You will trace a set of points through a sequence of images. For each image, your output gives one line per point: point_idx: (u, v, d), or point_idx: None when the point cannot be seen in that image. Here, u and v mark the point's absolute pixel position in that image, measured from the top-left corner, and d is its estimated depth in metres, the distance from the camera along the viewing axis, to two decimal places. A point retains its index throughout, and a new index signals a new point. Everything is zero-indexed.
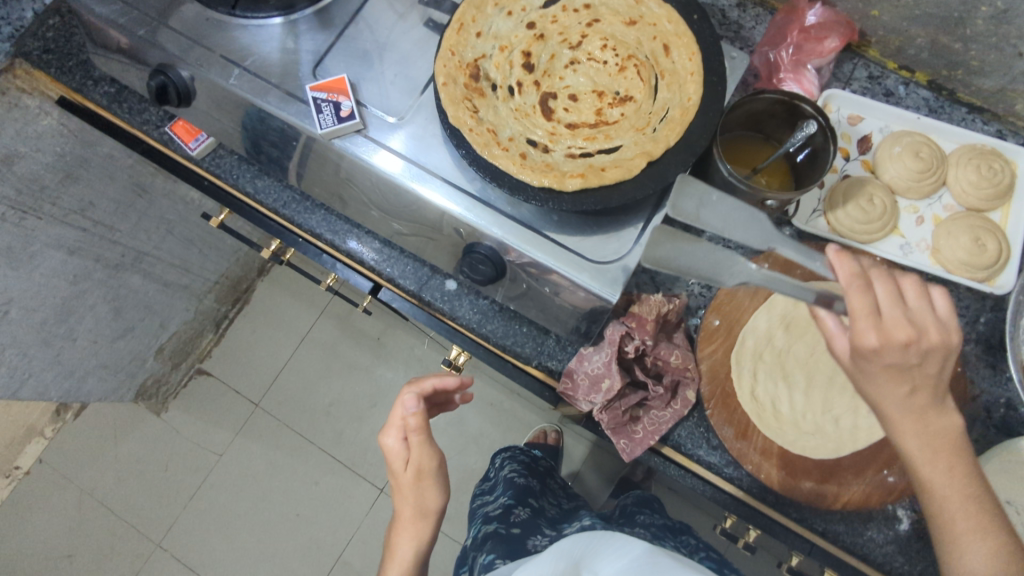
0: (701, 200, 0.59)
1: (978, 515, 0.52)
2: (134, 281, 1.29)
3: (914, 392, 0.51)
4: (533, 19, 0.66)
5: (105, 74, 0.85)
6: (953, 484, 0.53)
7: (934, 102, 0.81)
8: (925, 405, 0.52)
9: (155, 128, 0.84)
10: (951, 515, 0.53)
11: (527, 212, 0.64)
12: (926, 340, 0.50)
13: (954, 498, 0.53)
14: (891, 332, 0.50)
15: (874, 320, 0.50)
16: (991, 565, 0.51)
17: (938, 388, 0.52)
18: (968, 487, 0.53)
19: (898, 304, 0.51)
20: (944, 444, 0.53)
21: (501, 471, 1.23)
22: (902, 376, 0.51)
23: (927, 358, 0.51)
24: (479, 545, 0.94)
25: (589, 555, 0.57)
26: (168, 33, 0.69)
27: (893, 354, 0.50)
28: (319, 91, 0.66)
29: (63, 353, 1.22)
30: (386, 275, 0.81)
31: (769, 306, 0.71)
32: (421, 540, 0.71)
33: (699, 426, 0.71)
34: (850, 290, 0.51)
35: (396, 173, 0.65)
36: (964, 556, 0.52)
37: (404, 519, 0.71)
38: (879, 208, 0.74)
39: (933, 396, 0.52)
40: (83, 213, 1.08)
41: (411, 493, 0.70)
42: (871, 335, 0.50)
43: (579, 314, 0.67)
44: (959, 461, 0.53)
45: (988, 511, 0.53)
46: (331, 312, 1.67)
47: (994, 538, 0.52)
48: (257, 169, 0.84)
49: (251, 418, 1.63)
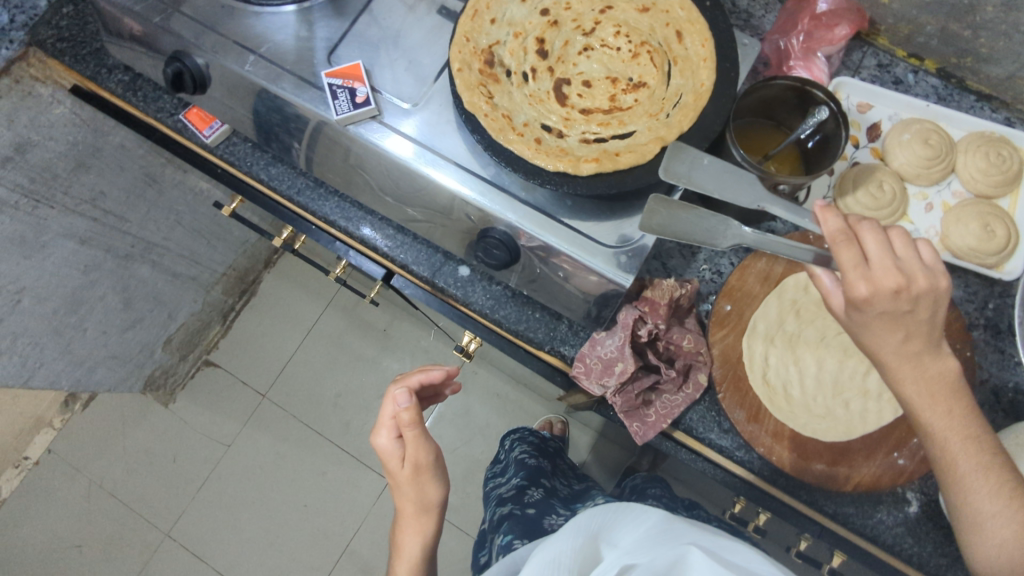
0: (693, 163, 0.59)
1: (981, 453, 0.55)
2: (144, 271, 1.30)
3: (909, 339, 0.54)
4: (548, 5, 0.66)
5: (120, 63, 0.85)
6: (953, 427, 0.56)
7: (942, 90, 0.82)
8: (920, 351, 0.55)
9: (169, 116, 0.84)
10: (953, 457, 0.56)
11: (542, 197, 0.65)
12: (915, 285, 0.52)
13: (956, 440, 0.55)
14: (880, 280, 0.52)
15: (865, 270, 0.52)
16: (998, 501, 0.54)
17: (931, 333, 0.54)
18: (969, 428, 0.56)
19: (887, 250, 0.53)
20: (941, 388, 0.56)
21: (512, 450, 1.24)
22: (896, 323, 0.53)
23: (919, 302, 0.53)
24: (495, 527, 0.96)
25: (605, 527, 0.59)
26: (184, 20, 0.70)
27: (886, 302, 0.52)
28: (334, 76, 0.66)
29: (74, 342, 1.23)
30: (399, 261, 0.81)
31: (780, 290, 0.71)
32: (426, 534, 0.72)
33: (710, 411, 0.71)
34: (837, 244, 0.53)
35: (412, 160, 0.65)
36: (971, 495, 0.55)
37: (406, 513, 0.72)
38: (888, 194, 0.75)
39: (928, 340, 0.55)
40: (95, 203, 1.08)
41: (414, 486, 0.70)
42: (862, 286, 0.52)
43: (592, 300, 0.68)
44: (955, 403, 0.56)
45: (990, 448, 0.56)
46: (337, 303, 1.68)
47: (996, 471, 0.55)
48: (271, 157, 0.84)
49: (258, 409, 1.64)
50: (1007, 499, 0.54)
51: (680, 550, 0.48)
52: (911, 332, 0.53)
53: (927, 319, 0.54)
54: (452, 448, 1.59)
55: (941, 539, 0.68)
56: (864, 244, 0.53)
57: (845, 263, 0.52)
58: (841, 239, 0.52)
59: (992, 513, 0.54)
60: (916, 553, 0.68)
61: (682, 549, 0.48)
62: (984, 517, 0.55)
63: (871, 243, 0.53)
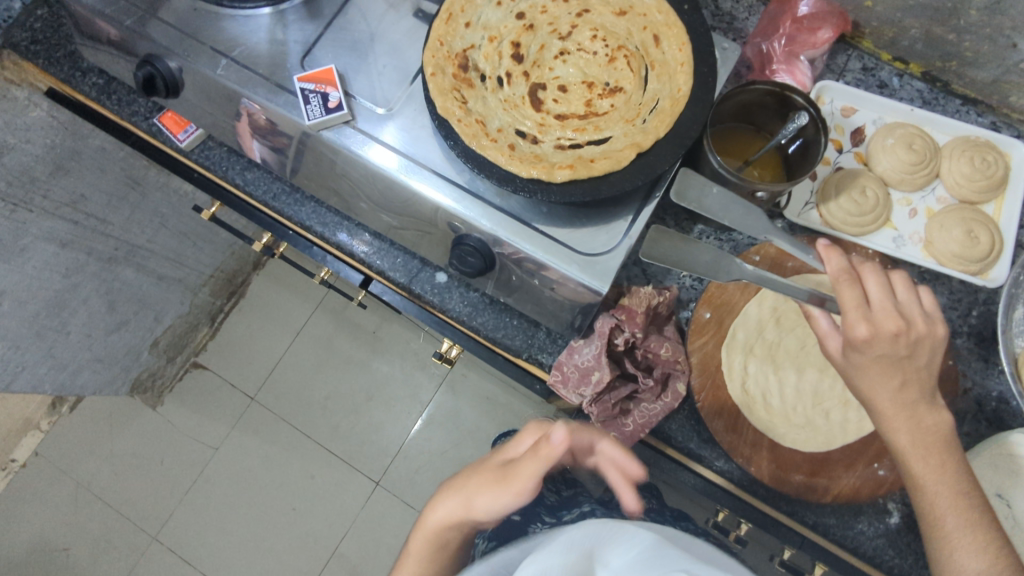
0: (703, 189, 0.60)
1: (969, 508, 0.54)
2: (128, 274, 1.29)
3: (905, 386, 0.55)
4: (523, 9, 0.65)
5: (94, 65, 0.84)
6: (943, 479, 0.55)
7: (927, 94, 0.81)
8: (916, 401, 0.56)
9: (144, 119, 0.83)
10: (941, 510, 0.54)
11: (516, 204, 0.64)
12: (914, 330, 0.54)
13: (946, 493, 0.54)
14: (880, 323, 0.53)
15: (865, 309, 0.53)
16: (984, 558, 0.52)
17: (925, 384, 0.56)
18: (959, 483, 0.55)
19: (888, 295, 0.54)
20: (935, 440, 0.56)
21: None
22: (892, 372, 0.54)
23: (916, 351, 0.54)
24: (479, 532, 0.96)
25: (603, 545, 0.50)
26: (156, 24, 0.69)
27: (885, 345, 0.53)
28: (307, 81, 0.65)
29: (57, 346, 1.22)
30: (376, 268, 0.80)
31: (761, 297, 0.71)
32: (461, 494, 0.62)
33: (689, 419, 0.70)
34: (840, 284, 0.54)
35: (385, 165, 0.65)
36: (957, 549, 0.53)
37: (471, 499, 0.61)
38: (871, 200, 0.74)
39: (923, 389, 0.56)
40: (75, 206, 1.07)
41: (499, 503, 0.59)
42: (862, 326, 0.53)
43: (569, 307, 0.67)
44: (947, 457, 0.55)
45: (979, 505, 0.54)
46: (326, 305, 1.67)
47: (986, 531, 0.53)
48: (247, 162, 0.83)
49: (246, 411, 1.63)
50: (993, 557, 0.51)
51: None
52: (907, 378, 0.54)
53: (922, 370, 0.55)
54: (442, 451, 1.58)
55: (923, 551, 0.67)
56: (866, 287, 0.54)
57: (848, 302, 0.53)
58: (844, 278, 0.54)
59: (977, 569, 0.51)
60: (896, 565, 0.67)
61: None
62: (967, 572, 0.52)
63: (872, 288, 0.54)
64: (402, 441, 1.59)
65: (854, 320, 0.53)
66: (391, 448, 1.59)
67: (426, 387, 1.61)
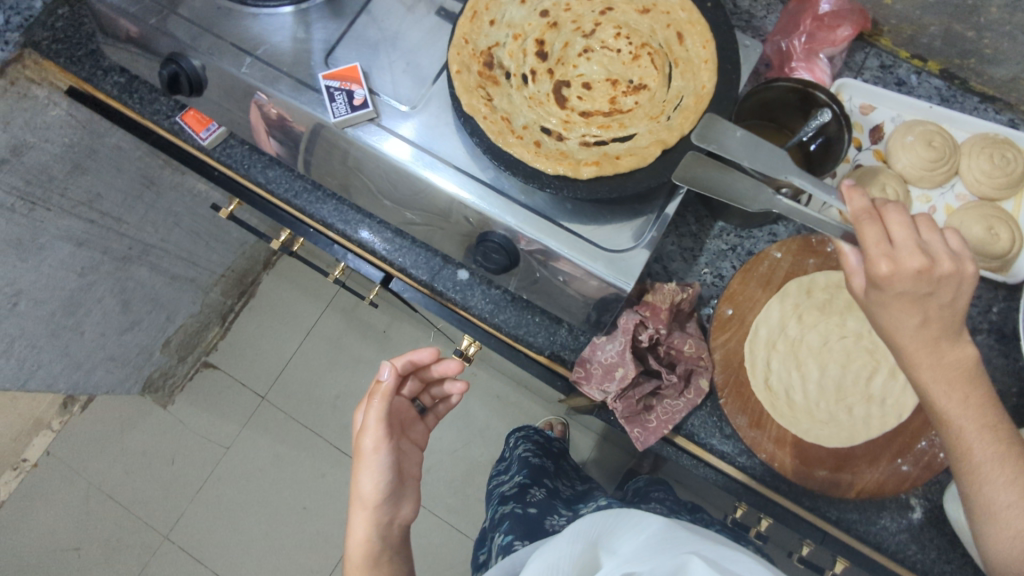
0: (727, 132, 0.58)
1: (998, 441, 0.52)
2: (142, 273, 1.29)
3: (928, 321, 0.52)
4: (547, 7, 0.66)
5: (115, 64, 0.84)
6: (968, 414, 0.53)
7: (946, 92, 0.81)
8: (940, 336, 0.53)
9: (166, 119, 0.84)
10: (969, 445, 0.53)
11: (542, 201, 0.64)
12: (941, 265, 0.51)
13: (972, 427, 0.53)
14: (904, 260, 0.51)
15: (887, 246, 0.51)
16: (1014, 490, 0.51)
17: (951, 321, 0.53)
18: (986, 416, 0.53)
19: (912, 231, 0.52)
20: (959, 375, 0.53)
21: (516, 449, 1.24)
22: (915, 305, 0.52)
23: (942, 285, 0.51)
24: (495, 526, 0.96)
25: (603, 533, 0.58)
26: (179, 22, 0.69)
27: (908, 282, 0.51)
28: (331, 79, 0.65)
29: (71, 345, 1.22)
30: (397, 265, 0.80)
31: (783, 294, 0.71)
32: (377, 468, 0.67)
33: (712, 415, 0.71)
34: (861, 223, 0.53)
35: (408, 162, 0.65)
36: (986, 484, 0.52)
37: (362, 498, 0.68)
38: (891, 197, 0.74)
39: (948, 325, 0.53)
40: (92, 205, 1.08)
41: (378, 471, 0.67)
42: (884, 263, 0.51)
43: (590, 304, 0.68)
44: (973, 391, 0.53)
45: (1007, 436, 0.53)
46: (336, 305, 1.67)
47: (1016, 462, 0.52)
48: (267, 160, 0.83)
49: (257, 411, 1.64)
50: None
51: (682, 558, 0.48)
52: (931, 313, 0.51)
53: (949, 304, 0.52)
54: (452, 450, 1.58)
55: (946, 546, 0.67)
56: (888, 224, 0.52)
57: (869, 240, 0.52)
58: (865, 217, 0.53)
59: (1008, 502, 0.51)
60: (919, 560, 0.67)
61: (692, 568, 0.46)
62: (998, 506, 0.52)
63: (894, 224, 0.52)
64: None
65: (876, 258, 0.51)
66: None
67: None
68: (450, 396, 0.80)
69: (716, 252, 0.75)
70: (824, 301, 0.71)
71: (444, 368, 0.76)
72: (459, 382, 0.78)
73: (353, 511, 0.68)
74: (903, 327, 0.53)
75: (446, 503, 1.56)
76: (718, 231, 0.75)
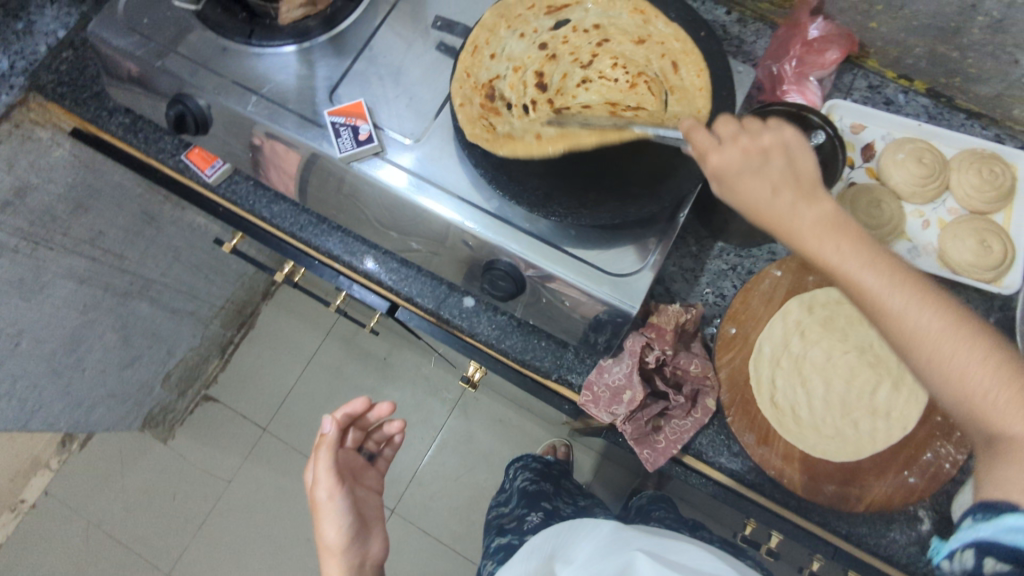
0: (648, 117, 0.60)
1: (893, 271, 0.45)
2: (143, 307, 1.30)
3: (776, 189, 0.48)
4: (546, 40, 0.68)
5: (120, 105, 0.85)
6: (849, 248, 0.46)
7: (933, 110, 0.84)
8: (799, 200, 0.48)
9: (171, 156, 0.85)
10: (860, 286, 0.45)
11: (546, 228, 0.65)
12: (761, 138, 0.50)
13: (856, 263, 0.46)
14: (740, 150, 0.50)
15: (714, 143, 0.51)
16: (927, 307, 0.44)
17: (802, 179, 0.49)
18: (869, 257, 0.46)
19: (736, 129, 0.51)
20: (842, 228, 0.47)
21: (516, 480, 1.25)
22: (758, 174, 0.49)
23: (772, 154, 0.50)
24: (496, 555, 0.97)
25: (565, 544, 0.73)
26: (183, 62, 0.70)
27: (737, 161, 0.50)
28: (336, 115, 0.67)
29: (72, 383, 1.21)
30: (404, 294, 0.81)
31: (785, 311, 0.72)
32: (339, 513, 0.67)
33: (719, 434, 0.72)
34: (696, 134, 0.51)
35: (400, 187, 0.66)
36: (900, 322, 0.44)
37: (328, 548, 0.67)
38: (885, 214, 0.76)
39: (799, 188, 0.48)
40: (93, 242, 1.08)
41: (339, 518, 0.67)
42: (718, 158, 0.50)
43: (585, 320, 0.69)
44: (849, 230, 0.47)
45: (898, 265, 0.46)
46: (336, 333, 1.68)
47: (955, 323, 0.44)
48: (273, 195, 0.84)
49: (259, 442, 1.63)
50: (932, 305, 0.44)
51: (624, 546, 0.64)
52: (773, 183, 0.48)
53: (789, 171, 0.49)
54: (456, 475, 1.58)
55: None
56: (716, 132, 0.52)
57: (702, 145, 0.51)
58: (694, 126, 0.52)
59: (922, 322, 0.44)
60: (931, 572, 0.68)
61: (630, 552, 0.61)
62: (917, 338, 0.44)
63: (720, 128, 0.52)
64: (415, 468, 1.59)
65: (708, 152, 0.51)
66: (404, 475, 1.58)
67: (438, 413, 1.61)
68: (393, 437, 0.81)
69: (717, 272, 0.77)
70: (824, 317, 0.72)
71: (377, 412, 0.76)
72: (398, 421, 0.80)
73: (324, 562, 0.67)
74: (790, 211, 0.48)
75: (451, 530, 1.55)
76: (717, 252, 0.78)
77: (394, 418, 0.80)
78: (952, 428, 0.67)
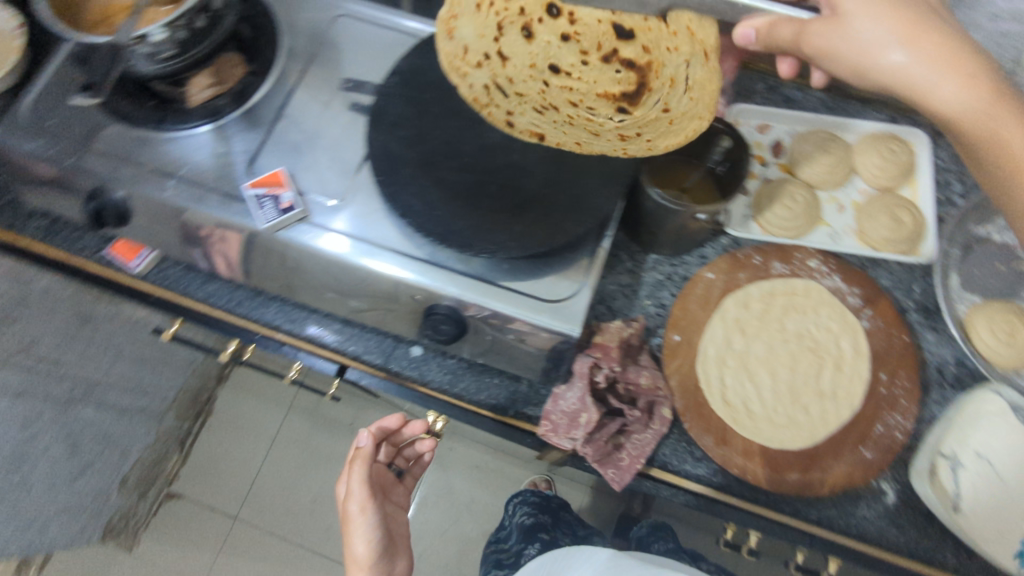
0: None
1: (925, 35, 0.55)
2: (88, 412, 1.25)
3: None
4: (478, 93, 0.69)
5: (39, 208, 0.84)
6: (880, 20, 0.55)
7: (828, 102, 0.88)
8: None
9: (95, 252, 0.84)
10: (856, 52, 0.55)
11: (480, 266, 0.66)
12: None
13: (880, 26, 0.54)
14: None
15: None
16: (928, 58, 0.55)
17: None
18: (906, 31, 0.55)
19: None
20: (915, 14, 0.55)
21: (515, 516, 1.25)
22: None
23: None
24: None
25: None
26: (93, 156, 0.69)
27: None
28: (256, 187, 0.67)
29: (19, 504, 1.15)
30: (350, 353, 0.81)
31: (722, 311, 0.76)
32: (370, 529, 0.76)
33: (680, 442, 0.72)
34: None
35: (337, 250, 0.66)
36: (913, 74, 0.55)
37: (357, 560, 0.76)
38: (802, 204, 0.79)
39: None
40: (26, 352, 1.04)
41: (368, 532, 0.76)
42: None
43: (538, 353, 0.69)
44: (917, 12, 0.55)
45: (926, 19, 0.55)
46: (298, 406, 1.64)
47: (946, 33, 0.55)
48: (206, 275, 0.84)
49: (232, 532, 1.59)
50: (929, 52, 0.54)
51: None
52: None
53: None
54: (442, 530, 1.55)
55: (922, 521, 0.70)
56: None
57: None
58: None
59: (913, 61, 0.55)
60: (902, 542, 0.69)
61: None
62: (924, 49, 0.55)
63: None
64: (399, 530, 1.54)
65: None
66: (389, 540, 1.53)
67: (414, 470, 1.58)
68: (421, 455, 0.93)
69: (655, 283, 0.79)
70: (761, 311, 0.77)
71: (412, 429, 0.86)
72: (429, 440, 0.90)
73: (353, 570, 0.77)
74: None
75: None
76: (652, 264, 0.80)
77: (425, 438, 0.91)
78: (895, 399, 0.73)
